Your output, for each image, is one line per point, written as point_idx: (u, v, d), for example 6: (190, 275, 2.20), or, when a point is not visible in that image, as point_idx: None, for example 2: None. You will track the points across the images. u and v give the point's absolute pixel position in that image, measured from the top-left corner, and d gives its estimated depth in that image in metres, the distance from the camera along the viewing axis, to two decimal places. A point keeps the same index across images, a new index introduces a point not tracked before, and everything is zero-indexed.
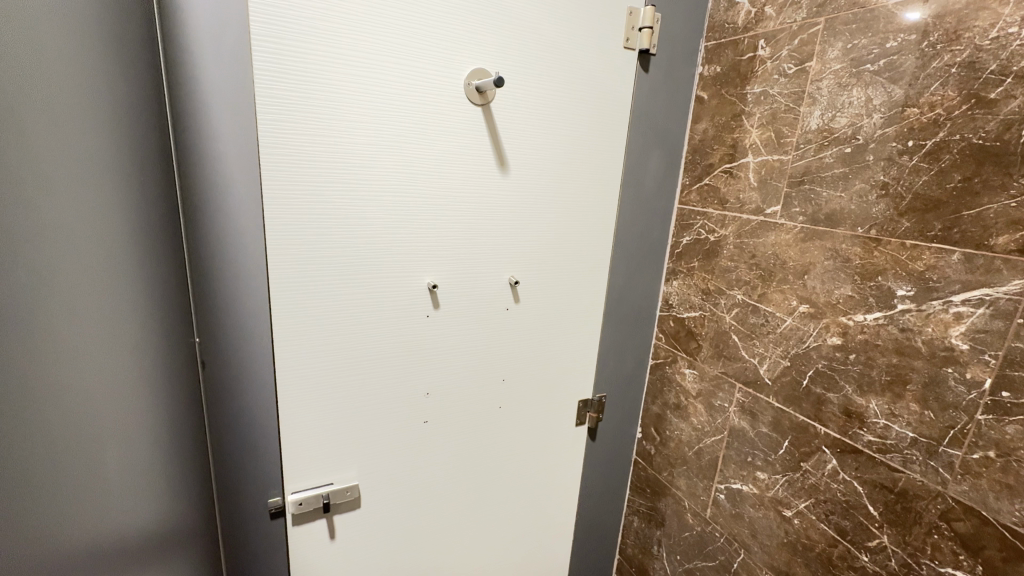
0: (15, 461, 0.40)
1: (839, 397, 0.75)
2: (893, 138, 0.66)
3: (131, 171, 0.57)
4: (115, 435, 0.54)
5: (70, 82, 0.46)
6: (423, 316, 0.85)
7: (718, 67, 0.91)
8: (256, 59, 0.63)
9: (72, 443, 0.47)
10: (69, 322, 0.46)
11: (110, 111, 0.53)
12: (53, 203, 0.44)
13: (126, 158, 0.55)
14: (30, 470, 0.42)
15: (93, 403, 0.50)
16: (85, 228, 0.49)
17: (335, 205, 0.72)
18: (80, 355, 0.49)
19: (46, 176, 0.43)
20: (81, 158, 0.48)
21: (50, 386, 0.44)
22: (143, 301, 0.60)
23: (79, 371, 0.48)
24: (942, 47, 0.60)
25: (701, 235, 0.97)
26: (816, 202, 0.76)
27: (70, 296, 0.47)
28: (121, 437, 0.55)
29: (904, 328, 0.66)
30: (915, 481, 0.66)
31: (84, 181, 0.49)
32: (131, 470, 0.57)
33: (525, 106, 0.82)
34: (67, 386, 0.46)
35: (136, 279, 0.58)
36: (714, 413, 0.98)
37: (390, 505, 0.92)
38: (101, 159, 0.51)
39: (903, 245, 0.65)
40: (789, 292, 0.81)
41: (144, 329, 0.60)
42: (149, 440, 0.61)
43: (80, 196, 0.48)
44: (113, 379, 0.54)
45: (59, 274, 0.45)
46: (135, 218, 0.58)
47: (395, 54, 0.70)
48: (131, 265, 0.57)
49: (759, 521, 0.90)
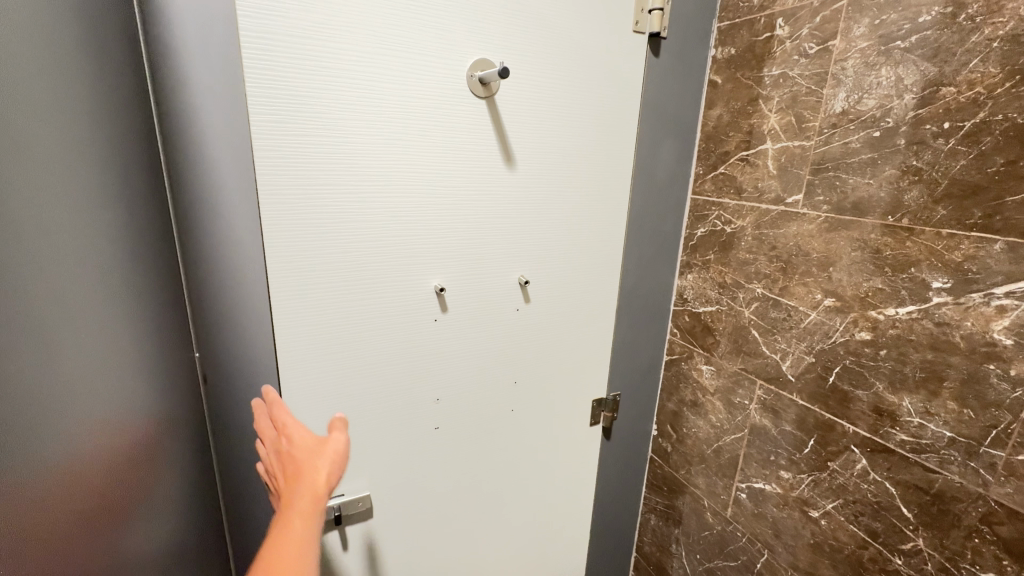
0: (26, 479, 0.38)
1: (868, 393, 0.71)
2: (926, 120, 0.62)
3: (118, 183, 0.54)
4: (103, 465, 0.49)
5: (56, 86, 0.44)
6: (431, 320, 0.82)
7: (732, 49, 0.86)
8: (246, 57, 0.59)
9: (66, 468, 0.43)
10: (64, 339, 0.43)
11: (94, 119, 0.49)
12: (27, 217, 0.39)
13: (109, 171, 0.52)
14: (29, 507, 0.38)
15: (71, 422, 0.44)
16: (68, 252, 0.45)
17: (335, 207, 0.69)
18: (50, 375, 0.42)
19: (18, 202, 0.38)
20: (50, 171, 0.42)
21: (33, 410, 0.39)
22: (148, 323, 0.59)
23: (58, 395, 0.43)
24: (982, 20, 0.55)
25: (717, 226, 0.93)
26: (841, 190, 0.72)
27: (58, 327, 0.43)
28: (119, 463, 0.52)
29: (940, 323, 0.62)
30: (953, 483, 0.63)
31: (65, 183, 0.45)
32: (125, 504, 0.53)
33: (529, 98, 0.78)
34: (48, 408, 0.41)
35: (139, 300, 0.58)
36: (733, 411, 0.94)
37: (400, 514, 0.90)
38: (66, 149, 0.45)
39: (939, 234, 0.61)
40: (813, 286, 0.77)
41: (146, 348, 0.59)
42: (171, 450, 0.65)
43: (52, 205, 0.42)
44: (116, 388, 0.52)
45: (30, 285, 0.39)
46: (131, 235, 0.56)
47: (390, 45, 0.66)
48: (128, 286, 0.55)
49: (783, 521, 0.87)
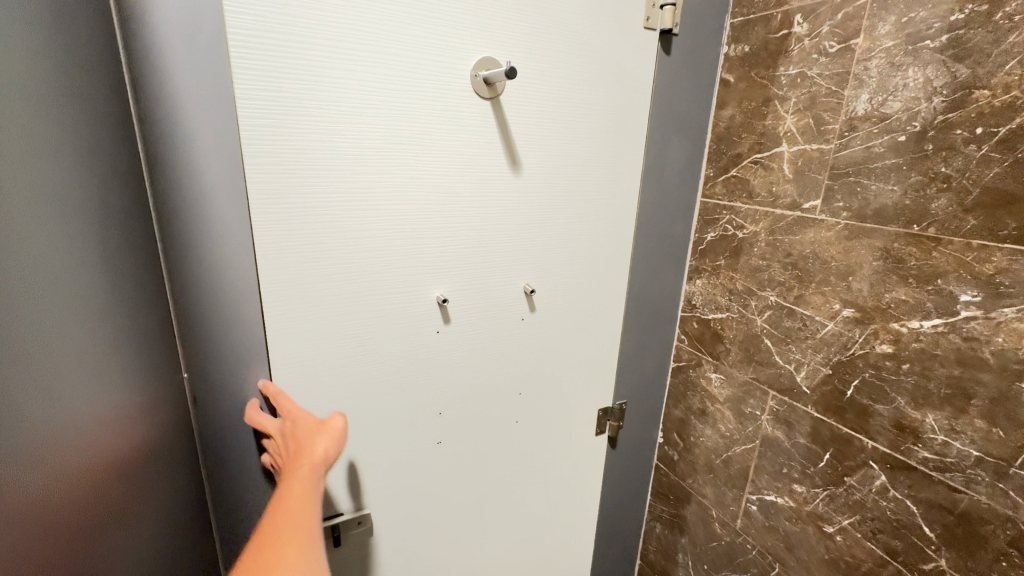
0: (42, 504, 0.35)
1: (889, 408, 0.69)
2: (958, 125, 0.58)
3: (119, 191, 0.50)
4: (120, 489, 0.46)
5: (62, 81, 0.40)
6: (434, 331, 0.78)
7: (746, 47, 0.83)
8: (235, 58, 0.55)
9: (74, 476, 0.40)
10: (69, 348, 0.40)
11: (96, 124, 0.46)
12: (28, 217, 0.35)
13: (111, 175, 0.48)
14: (41, 534, 0.34)
15: (83, 433, 0.41)
16: (73, 256, 0.41)
17: (333, 215, 0.65)
18: (58, 370, 0.38)
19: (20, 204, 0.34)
20: (49, 172, 0.38)
21: (35, 406, 0.35)
22: (151, 342, 0.55)
23: (67, 407, 0.39)
24: (1021, 20, 0.52)
25: (728, 231, 0.90)
26: (863, 196, 0.69)
27: (64, 337, 0.39)
28: (136, 485, 0.49)
29: (968, 338, 0.60)
30: (980, 503, 0.60)
31: (72, 187, 0.41)
32: (140, 530, 0.49)
33: (536, 99, 0.74)
34: (57, 424, 0.37)
35: (145, 315, 0.54)
36: (744, 421, 0.92)
37: (402, 530, 0.87)
38: (72, 153, 0.41)
39: (969, 245, 0.59)
40: (830, 295, 0.74)
41: (151, 364, 0.55)
42: (181, 470, 0.61)
43: (53, 209, 0.38)
44: (124, 402, 0.49)
45: (31, 280, 0.35)
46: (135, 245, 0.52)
47: (388, 43, 0.62)
48: (132, 302, 0.51)
49: (796, 535, 0.84)
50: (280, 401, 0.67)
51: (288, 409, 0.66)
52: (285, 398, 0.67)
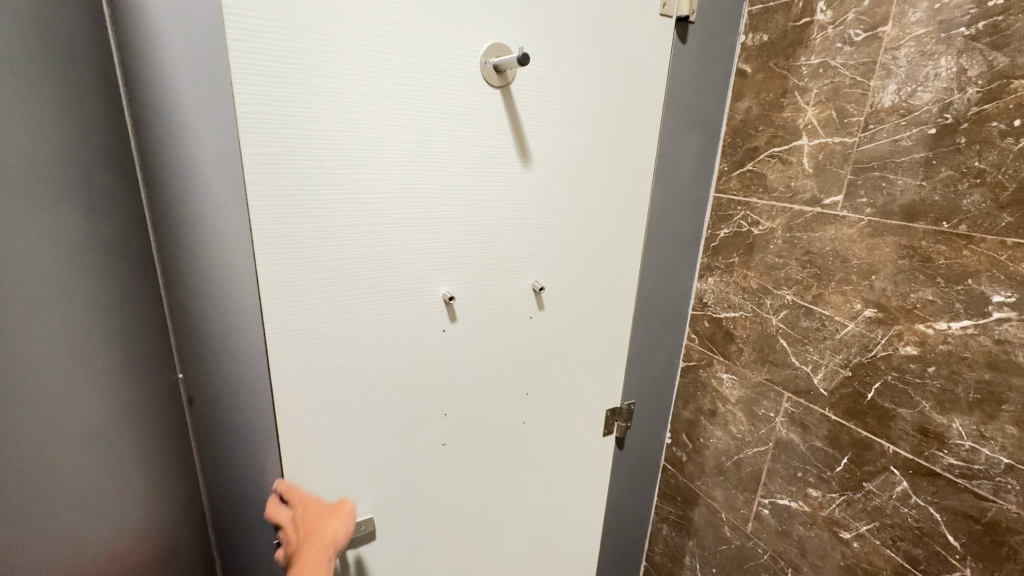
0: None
1: (913, 413, 0.66)
2: (993, 117, 0.55)
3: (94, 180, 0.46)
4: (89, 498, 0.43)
5: (18, 56, 0.37)
6: (439, 330, 0.75)
7: (765, 36, 0.80)
8: (232, 40, 0.52)
9: (61, 492, 0.39)
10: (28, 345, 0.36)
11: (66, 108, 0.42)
12: None
13: (85, 164, 0.45)
14: None
15: (46, 437, 0.38)
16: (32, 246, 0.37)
17: (335, 209, 0.62)
18: (13, 369, 0.35)
19: None
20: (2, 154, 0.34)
21: (18, 426, 0.35)
22: (132, 341, 0.52)
23: (27, 409, 0.36)
24: None
25: (742, 227, 0.87)
26: (888, 192, 0.66)
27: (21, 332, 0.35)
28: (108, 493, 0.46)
29: (1000, 340, 0.57)
30: (1009, 513, 0.58)
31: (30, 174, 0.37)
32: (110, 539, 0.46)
33: (547, 88, 0.71)
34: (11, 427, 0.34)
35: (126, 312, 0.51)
36: (756, 423, 0.89)
37: (405, 534, 0.85)
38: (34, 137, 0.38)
39: (1003, 244, 0.56)
40: (851, 294, 0.72)
41: (133, 364, 0.52)
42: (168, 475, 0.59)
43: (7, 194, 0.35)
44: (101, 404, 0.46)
45: None
46: (114, 239, 0.49)
47: (394, 27, 0.59)
48: (111, 300, 0.48)
49: (810, 540, 0.82)
50: (295, 493, 0.69)
51: (302, 500, 0.69)
52: (299, 491, 0.70)
